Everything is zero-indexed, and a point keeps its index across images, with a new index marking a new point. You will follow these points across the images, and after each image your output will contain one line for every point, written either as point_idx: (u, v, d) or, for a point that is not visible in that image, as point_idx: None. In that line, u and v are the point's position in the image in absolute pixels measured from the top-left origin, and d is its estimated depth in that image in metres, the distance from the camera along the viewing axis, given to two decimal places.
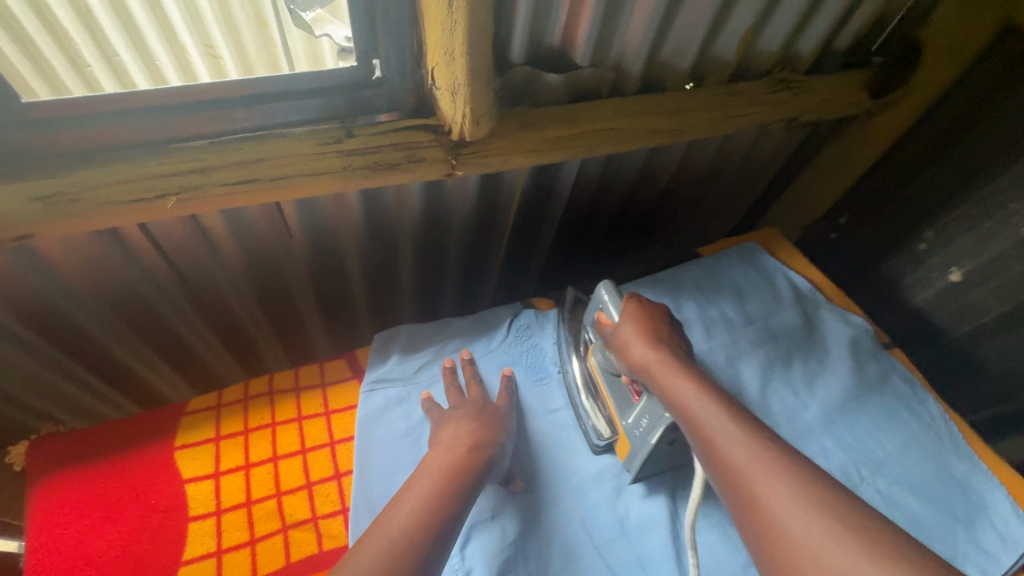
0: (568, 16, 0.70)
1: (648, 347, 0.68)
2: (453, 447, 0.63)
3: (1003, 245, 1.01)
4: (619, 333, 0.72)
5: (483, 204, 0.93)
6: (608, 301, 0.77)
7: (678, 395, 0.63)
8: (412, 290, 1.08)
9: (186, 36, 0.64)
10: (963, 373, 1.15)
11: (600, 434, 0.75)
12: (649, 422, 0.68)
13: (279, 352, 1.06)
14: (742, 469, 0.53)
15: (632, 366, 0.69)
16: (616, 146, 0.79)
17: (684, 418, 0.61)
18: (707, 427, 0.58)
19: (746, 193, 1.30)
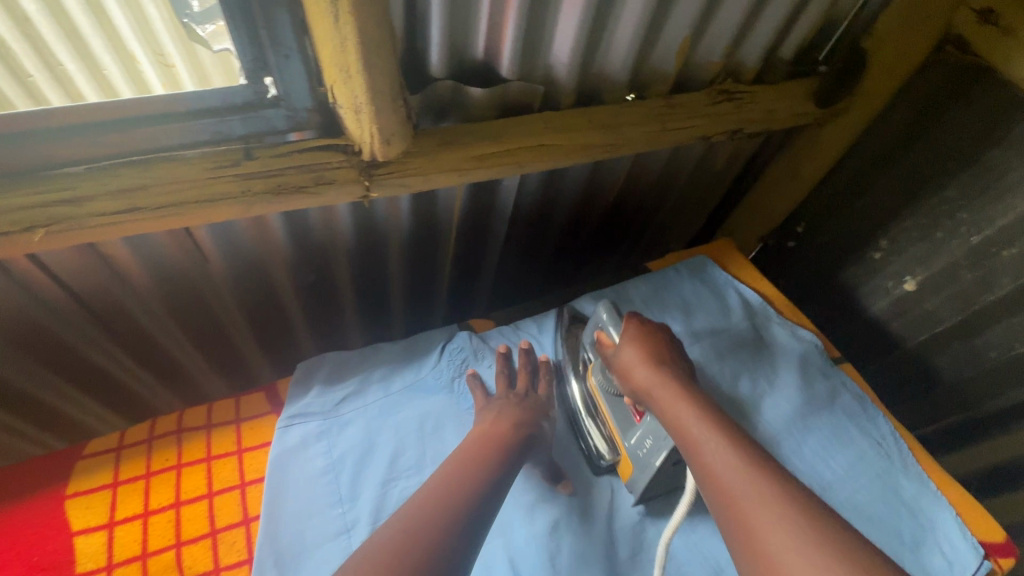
0: (489, 29, 0.66)
1: (646, 367, 0.70)
2: (497, 428, 0.68)
3: (953, 255, 1.00)
4: (619, 354, 0.74)
5: (421, 222, 0.90)
6: (608, 321, 0.79)
7: (674, 412, 0.65)
8: (355, 309, 1.04)
9: (134, 45, 0.59)
10: (920, 383, 1.14)
11: (603, 457, 0.77)
12: (653, 443, 0.70)
13: (215, 379, 1.01)
14: (733, 483, 0.55)
15: (632, 387, 0.71)
16: (549, 162, 0.77)
17: (679, 433, 0.63)
18: (700, 443, 0.60)
19: (703, 201, 1.29)
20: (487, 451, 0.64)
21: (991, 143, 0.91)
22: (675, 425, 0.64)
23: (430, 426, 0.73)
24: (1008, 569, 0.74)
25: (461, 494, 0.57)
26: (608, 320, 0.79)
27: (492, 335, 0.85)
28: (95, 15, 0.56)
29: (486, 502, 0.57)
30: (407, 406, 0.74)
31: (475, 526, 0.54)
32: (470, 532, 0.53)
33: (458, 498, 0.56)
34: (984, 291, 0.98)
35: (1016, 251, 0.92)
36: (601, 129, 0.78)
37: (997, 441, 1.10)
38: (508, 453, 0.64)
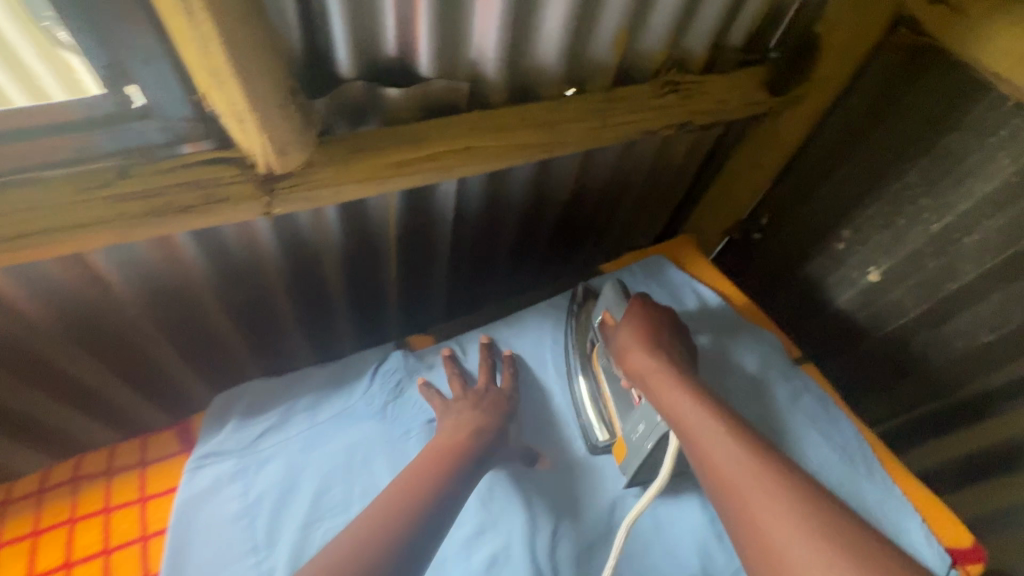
0: (397, 23, 0.60)
1: (643, 352, 0.70)
2: (451, 437, 0.64)
3: (915, 243, 0.97)
4: (618, 338, 0.74)
5: (354, 235, 0.85)
6: (614, 302, 0.80)
7: (667, 397, 0.64)
8: (297, 326, 0.98)
9: (62, 50, 0.48)
10: (887, 377, 1.11)
11: (600, 434, 0.76)
12: (646, 427, 0.69)
13: (150, 408, 0.95)
14: (725, 461, 0.55)
15: (629, 372, 0.71)
16: (479, 166, 0.71)
17: (671, 415, 0.63)
18: (693, 425, 0.60)
19: (663, 196, 1.25)
20: (445, 459, 0.61)
21: (947, 127, 0.87)
22: (667, 408, 0.63)
23: (358, 458, 0.68)
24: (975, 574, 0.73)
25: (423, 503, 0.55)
26: (613, 301, 0.80)
27: (429, 352, 0.79)
28: (23, 22, 0.47)
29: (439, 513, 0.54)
30: (335, 436, 0.69)
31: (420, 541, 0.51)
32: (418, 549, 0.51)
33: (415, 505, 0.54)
34: (949, 280, 0.95)
35: (979, 237, 0.89)
36: (537, 129, 0.72)
37: (961, 436, 1.07)
38: (462, 461, 0.61)
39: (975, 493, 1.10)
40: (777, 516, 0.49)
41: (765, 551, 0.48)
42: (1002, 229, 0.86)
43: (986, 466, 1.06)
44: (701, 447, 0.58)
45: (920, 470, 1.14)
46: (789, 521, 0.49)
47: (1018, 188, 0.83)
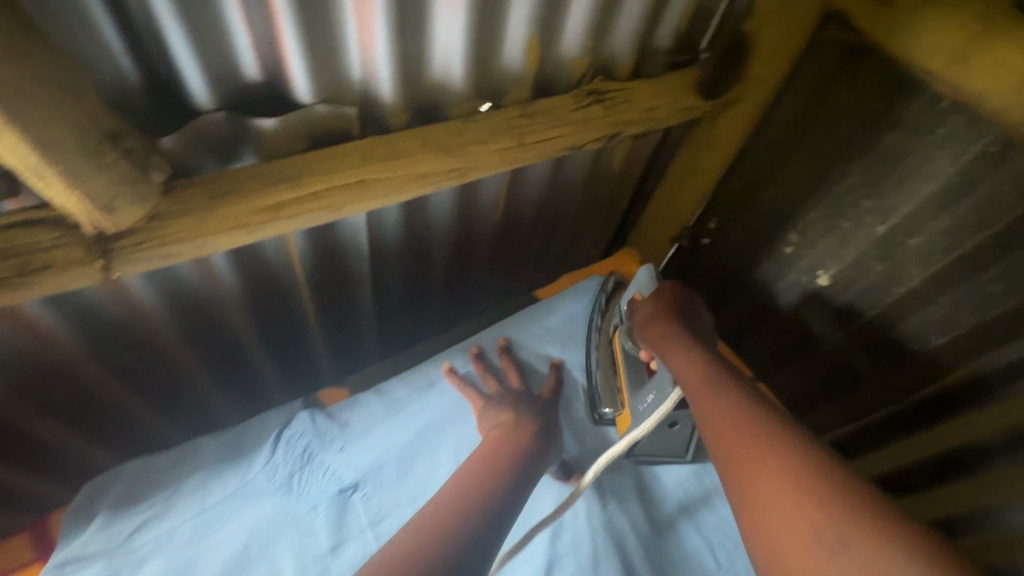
0: (256, 43, 0.52)
1: (666, 324, 0.68)
2: (508, 436, 0.63)
3: (862, 246, 0.94)
4: (642, 313, 0.73)
5: (256, 284, 0.75)
6: (643, 282, 0.78)
7: (680, 363, 0.63)
8: (213, 388, 0.87)
9: None
10: (841, 382, 1.08)
11: (606, 409, 0.75)
12: (655, 398, 0.67)
13: (43, 498, 0.83)
14: (733, 417, 0.54)
15: (649, 343, 0.70)
16: (380, 200, 0.63)
17: (683, 378, 0.61)
18: (701, 389, 0.58)
19: (609, 207, 1.19)
20: (503, 454, 0.60)
21: (886, 125, 0.83)
22: (682, 372, 0.62)
23: (256, 543, 0.59)
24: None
25: (468, 507, 0.51)
26: (643, 279, 0.77)
27: (344, 408, 0.69)
28: None
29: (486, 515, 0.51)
30: (230, 521, 0.59)
31: (467, 541, 0.47)
32: (478, 544, 0.48)
33: (454, 510, 0.51)
34: (897, 283, 0.92)
35: (923, 239, 0.86)
36: (442, 155, 0.65)
37: (900, 446, 1.02)
38: (535, 442, 0.63)
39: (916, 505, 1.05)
40: (774, 471, 0.47)
41: (759, 503, 0.46)
42: (945, 230, 0.83)
43: (921, 478, 1.01)
44: (708, 408, 0.56)
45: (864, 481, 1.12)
46: (788, 483, 0.46)
47: (959, 188, 0.79)
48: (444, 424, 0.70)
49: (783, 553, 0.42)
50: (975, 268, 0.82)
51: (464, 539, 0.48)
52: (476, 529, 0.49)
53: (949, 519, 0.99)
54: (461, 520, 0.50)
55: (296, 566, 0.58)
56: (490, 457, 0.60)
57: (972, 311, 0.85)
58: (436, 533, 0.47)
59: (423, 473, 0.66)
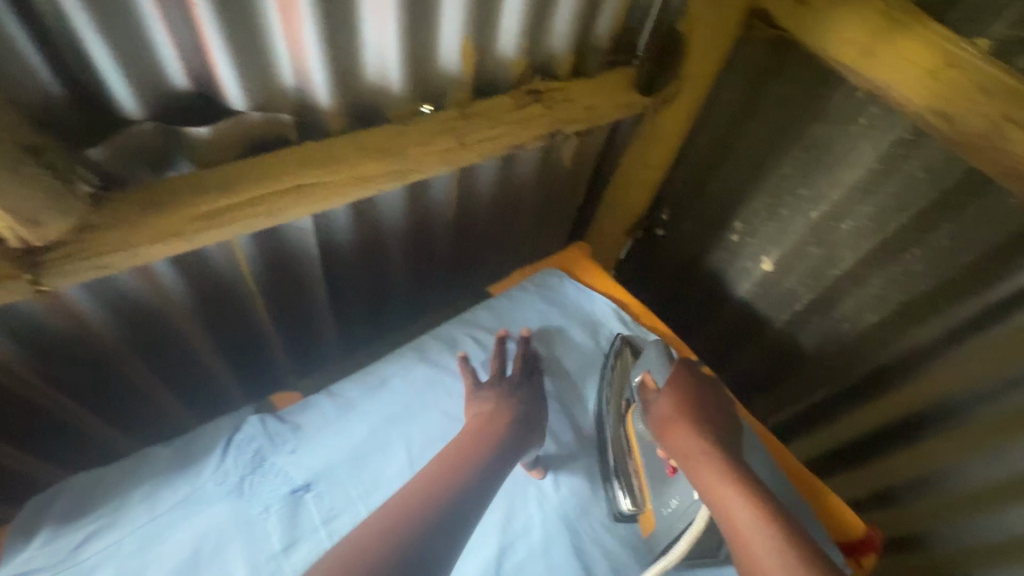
0: (183, 53, 0.53)
1: (689, 436, 0.66)
2: (490, 420, 0.68)
3: (799, 232, 0.99)
4: (657, 408, 0.70)
5: (206, 296, 0.73)
6: (655, 363, 0.75)
7: (710, 488, 0.61)
8: (178, 407, 0.86)
9: None
10: (790, 362, 1.13)
11: (624, 503, 0.71)
12: (680, 502, 0.66)
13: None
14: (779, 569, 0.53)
15: (668, 448, 0.68)
16: (321, 204, 0.64)
17: (717, 509, 0.60)
18: (744, 530, 0.57)
19: (565, 202, 1.22)
20: (475, 446, 0.63)
21: (813, 116, 0.88)
22: (716, 503, 0.60)
23: (206, 549, 0.59)
24: (868, 567, 0.80)
25: (437, 491, 0.55)
26: (655, 362, 0.75)
27: (295, 411, 0.71)
28: None
29: (456, 502, 0.55)
30: (180, 526, 0.60)
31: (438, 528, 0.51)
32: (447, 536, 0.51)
33: (421, 497, 0.53)
34: (832, 266, 0.97)
35: (853, 223, 0.91)
36: (381, 159, 0.66)
37: (843, 422, 1.08)
38: (509, 436, 0.66)
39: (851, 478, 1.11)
40: None
41: None
42: (871, 215, 0.88)
43: (859, 452, 1.08)
44: (754, 557, 0.55)
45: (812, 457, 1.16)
46: None
47: (881, 174, 0.84)
48: (395, 421, 0.72)
49: None
50: (899, 249, 0.87)
51: (433, 535, 0.50)
52: (446, 517, 0.52)
53: (887, 488, 1.05)
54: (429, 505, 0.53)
55: (247, 569, 0.58)
56: (470, 441, 0.64)
57: (899, 290, 0.90)
58: (408, 520, 0.50)
59: (374, 471, 0.67)
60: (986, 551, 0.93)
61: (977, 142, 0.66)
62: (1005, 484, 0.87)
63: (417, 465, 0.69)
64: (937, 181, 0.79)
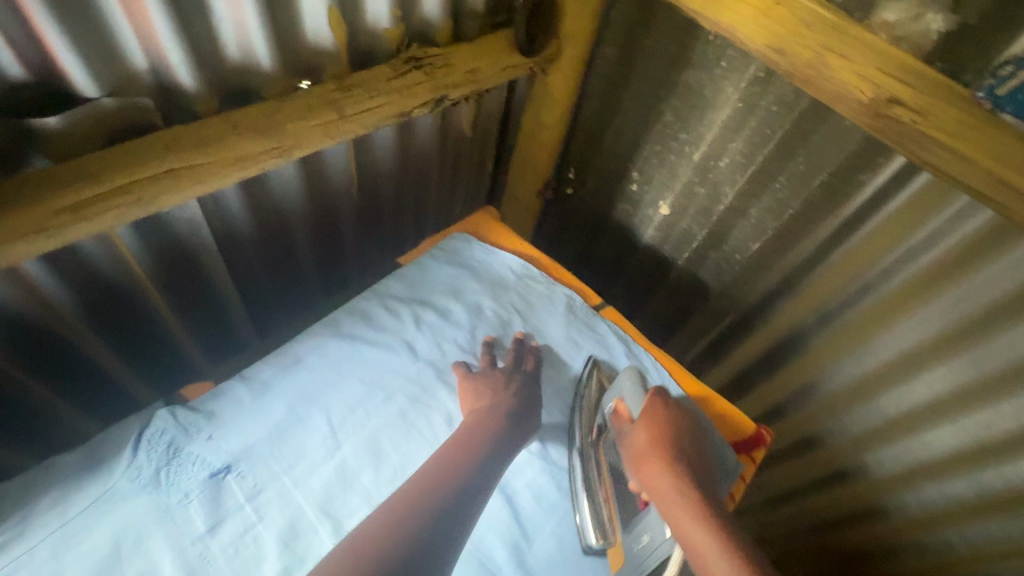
0: (12, 40, 0.50)
1: (655, 461, 0.68)
2: (487, 409, 0.73)
3: (687, 175, 1.07)
4: (630, 437, 0.73)
5: (96, 297, 0.71)
6: (630, 390, 0.78)
7: (678, 516, 0.62)
8: (85, 415, 0.83)
9: None
10: (696, 297, 1.23)
11: (593, 538, 0.70)
12: (650, 538, 0.67)
13: None
14: None
15: (638, 476, 0.69)
16: (196, 188, 0.63)
17: (683, 539, 0.60)
18: (711, 558, 0.57)
19: (473, 169, 1.24)
20: (464, 444, 0.68)
21: (683, 65, 0.95)
22: (676, 525, 0.61)
23: (126, 543, 0.59)
24: (760, 460, 0.86)
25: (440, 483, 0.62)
26: (629, 387, 0.78)
27: (208, 400, 0.70)
28: None
29: (465, 488, 0.62)
30: (94, 528, 0.59)
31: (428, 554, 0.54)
32: (451, 528, 0.58)
33: (428, 488, 0.61)
34: (717, 202, 1.06)
35: (728, 160, 0.99)
36: (257, 136, 0.66)
37: (746, 344, 1.19)
38: (497, 431, 0.70)
39: (760, 395, 1.23)
40: None
41: None
42: (742, 150, 0.96)
43: (761, 370, 1.20)
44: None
45: (725, 381, 1.28)
46: None
47: (745, 113, 0.92)
48: (315, 397, 0.73)
49: None
50: (768, 179, 0.96)
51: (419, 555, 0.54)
52: (449, 508, 0.60)
53: (786, 398, 1.18)
54: (421, 526, 0.56)
55: (173, 555, 0.59)
56: (470, 438, 0.68)
57: (774, 218, 0.99)
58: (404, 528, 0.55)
59: (296, 444, 0.69)
60: (868, 437, 1.07)
61: (807, 71, 0.73)
62: (874, 374, 1.00)
63: (339, 433, 0.71)
64: (789, 114, 0.88)
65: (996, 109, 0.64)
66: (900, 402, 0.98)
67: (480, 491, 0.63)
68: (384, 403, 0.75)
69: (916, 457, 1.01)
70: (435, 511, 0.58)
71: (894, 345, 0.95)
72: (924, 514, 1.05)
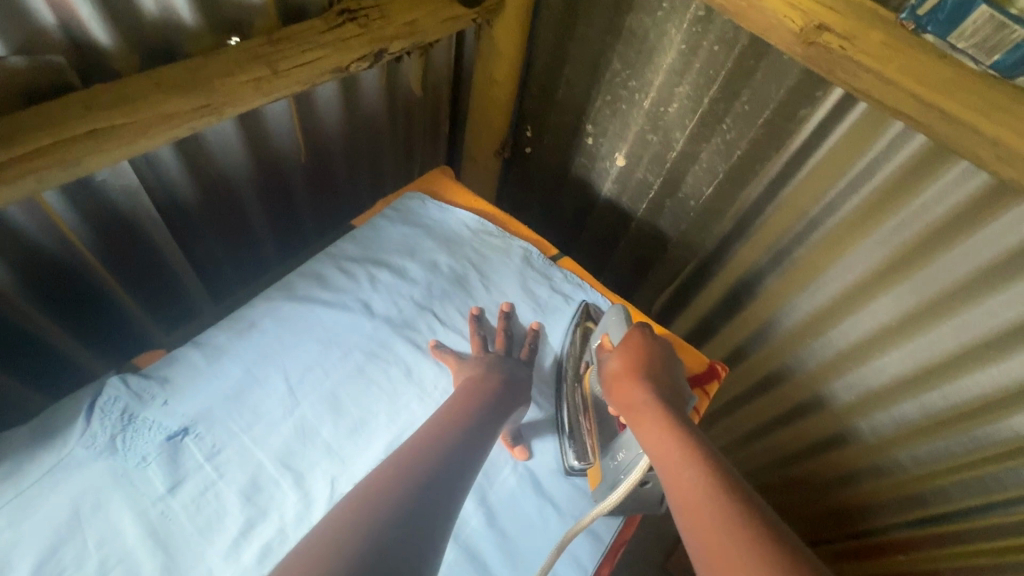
0: None
1: (629, 381, 0.69)
2: (482, 378, 0.73)
3: (638, 123, 1.08)
4: (608, 364, 0.75)
5: (32, 269, 0.69)
6: (613, 325, 0.80)
7: (647, 430, 0.63)
8: (37, 392, 0.82)
9: None
10: (656, 247, 1.25)
11: (576, 459, 0.76)
12: (625, 456, 0.69)
13: None
14: (687, 479, 0.55)
15: (614, 399, 0.72)
16: (124, 148, 0.61)
17: (648, 445, 0.62)
18: (672, 461, 0.58)
19: (428, 130, 1.23)
20: (467, 406, 0.68)
21: (627, 9, 0.94)
22: (645, 434, 0.63)
23: (86, 507, 0.59)
24: (713, 393, 0.89)
25: (445, 450, 0.60)
26: (614, 322, 0.80)
27: (162, 366, 0.70)
28: None
29: (467, 460, 0.61)
30: (51, 493, 0.59)
31: (436, 495, 0.54)
32: (453, 481, 0.57)
33: (431, 453, 0.59)
34: (669, 149, 1.07)
35: (676, 105, 1.00)
36: (179, 95, 0.64)
37: (707, 288, 1.22)
38: (495, 394, 0.71)
39: (723, 338, 1.27)
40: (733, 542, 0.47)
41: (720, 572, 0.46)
42: (688, 94, 0.97)
43: (722, 313, 1.23)
44: (681, 488, 0.55)
45: (689, 327, 1.32)
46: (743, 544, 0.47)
47: (689, 55, 0.93)
48: (271, 357, 0.73)
49: None
50: (715, 121, 0.97)
51: (422, 502, 0.53)
52: (452, 477, 0.58)
53: (747, 339, 1.21)
54: (421, 484, 0.54)
55: (133, 515, 0.59)
56: (470, 397, 0.69)
57: (723, 160, 1.01)
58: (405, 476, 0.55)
59: (254, 404, 0.69)
60: (824, 369, 1.11)
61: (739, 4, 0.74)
62: (825, 308, 1.03)
63: (297, 391, 0.71)
64: (730, 52, 0.88)
65: (917, 29, 0.66)
66: (853, 332, 1.02)
67: (481, 448, 0.64)
68: (342, 359, 0.76)
69: (868, 385, 1.05)
70: (436, 462, 0.58)
71: (843, 276, 0.98)
72: (880, 437, 1.09)
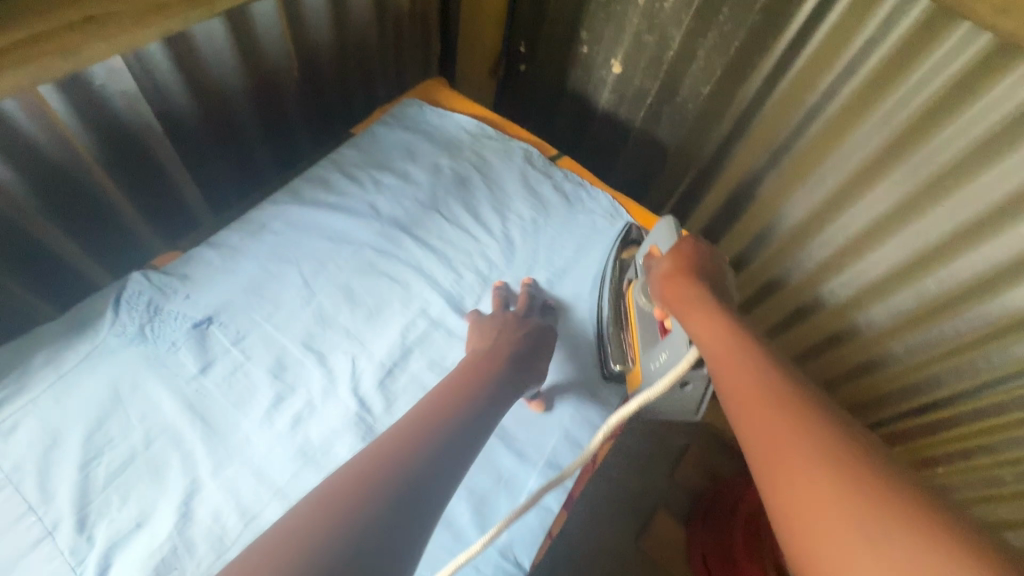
0: None
1: (679, 279, 0.65)
2: (498, 339, 0.69)
3: (634, 24, 1.06)
4: (657, 266, 0.71)
5: (41, 174, 0.70)
6: (665, 237, 0.77)
7: (696, 322, 0.59)
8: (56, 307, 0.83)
9: None
10: (656, 158, 1.25)
11: (614, 363, 0.76)
12: (666, 358, 0.65)
13: None
14: (737, 362, 0.51)
15: (662, 298, 0.68)
16: (121, 34, 0.62)
17: (699, 335, 0.57)
18: (722, 350, 0.53)
19: (419, 48, 1.21)
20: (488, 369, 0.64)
21: None
22: (694, 327, 0.58)
23: (125, 389, 0.63)
24: None
25: (467, 409, 0.58)
26: (665, 234, 0.77)
27: (180, 265, 0.72)
28: None
29: (480, 420, 0.58)
30: (90, 376, 0.62)
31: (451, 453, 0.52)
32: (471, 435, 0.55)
33: (451, 414, 0.56)
34: (666, 49, 1.05)
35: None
36: None
37: (708, 195, 1.22)
38: (516, 352, 0.67)
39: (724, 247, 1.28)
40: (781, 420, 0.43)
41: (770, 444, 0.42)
42: None
43: (723, 221, 1.24)
44: (729, 372, 0.50)
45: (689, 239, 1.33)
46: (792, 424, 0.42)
47: None
48: (283, 254, 0.76)
49: (788, 504, 0.38)
50: (712, 13, 0.96)
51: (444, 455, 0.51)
52: (465, 434, 0.55)
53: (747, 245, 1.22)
54: (443, 440, 0.52)
55: (170, 392, 0.63)
56: (493, 354, 0.66)
57: (721, 54, 1.00)
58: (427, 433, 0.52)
59: (272, 295, 0.72)
60: (823, 268, 1.08)
61: None
62: (821, 206, 1.03)
63: (312, 283, 0.74)
64: None
65: None
66: (853, 223, 1.00)
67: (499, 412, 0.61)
68: (352, 253, 0.78)
69: (866, 280, 1.02)
70: (459, 419, 0.56)
71: (842, 167, 0.97)
72: (875, 333, 1.07)
